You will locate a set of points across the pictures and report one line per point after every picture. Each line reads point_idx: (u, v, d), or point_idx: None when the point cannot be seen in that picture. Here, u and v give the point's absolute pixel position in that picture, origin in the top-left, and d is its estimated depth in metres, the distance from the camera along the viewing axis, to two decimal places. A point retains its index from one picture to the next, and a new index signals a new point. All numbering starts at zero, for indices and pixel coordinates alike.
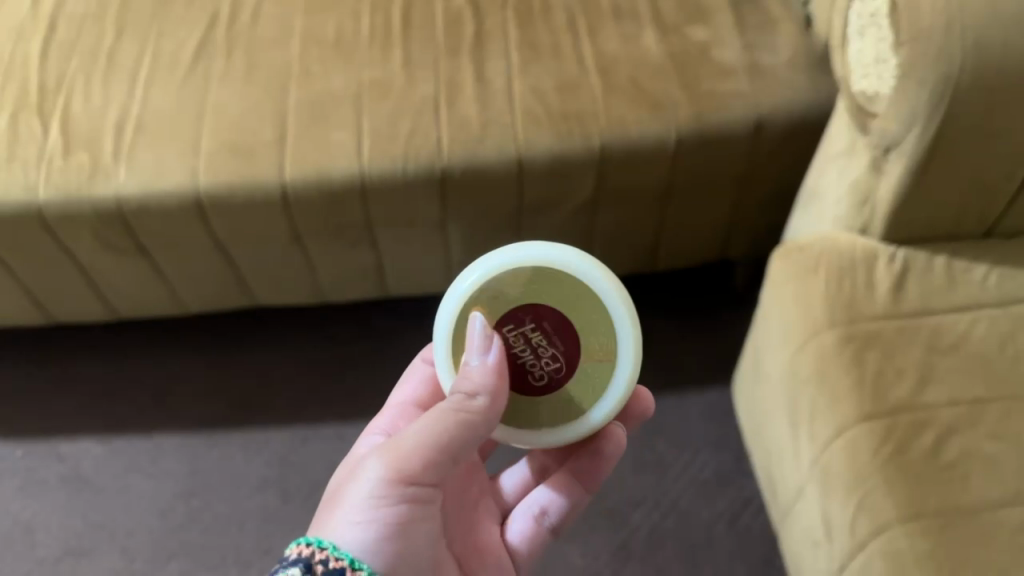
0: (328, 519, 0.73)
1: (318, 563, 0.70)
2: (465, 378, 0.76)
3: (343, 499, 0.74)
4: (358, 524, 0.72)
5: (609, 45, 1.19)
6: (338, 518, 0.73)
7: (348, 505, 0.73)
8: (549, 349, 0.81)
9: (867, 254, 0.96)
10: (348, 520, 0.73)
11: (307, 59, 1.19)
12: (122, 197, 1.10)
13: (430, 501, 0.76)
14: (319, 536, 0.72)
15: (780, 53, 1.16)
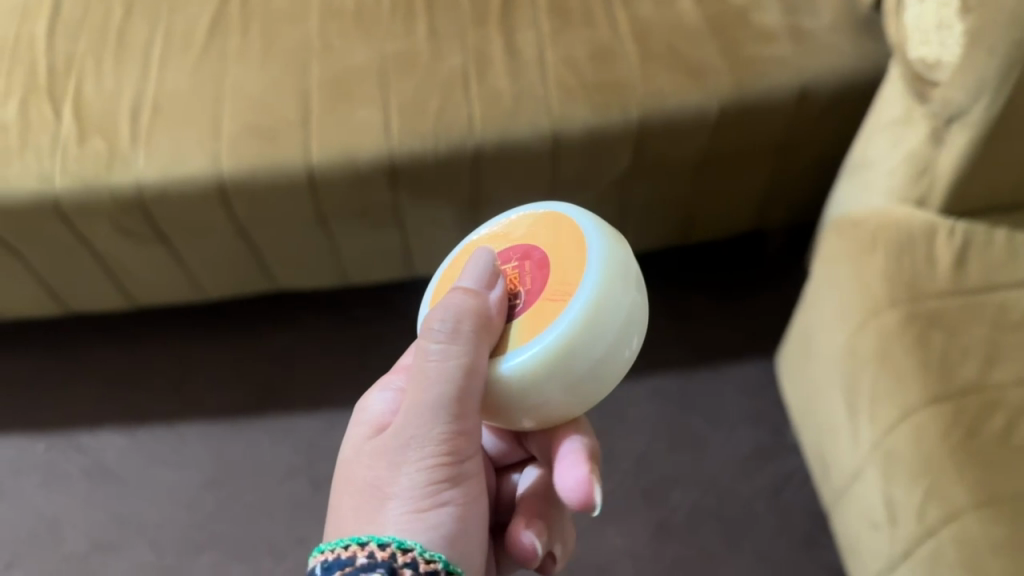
0: (384, 514, 0.63)
1: (402, 566, 0.59)
2: (450, 300, 0.64)
3: (393, 487, 0.64)
4: (420, 515, 0.63)
5: (642, 10, 1.14)
6: (397, 509, 0.63)
7: (402, 494, 0.63)
8: (517, 287, 0.68)
9: (926, 229, 0.92)
10: (409, 513, 0.63)
11: (327, 32, 1.14)
12: (143, 184, 1.05)
13: (478, 467, 0.67)
14: (392, 536, 0.61)
15: (820, 15, 1.11)
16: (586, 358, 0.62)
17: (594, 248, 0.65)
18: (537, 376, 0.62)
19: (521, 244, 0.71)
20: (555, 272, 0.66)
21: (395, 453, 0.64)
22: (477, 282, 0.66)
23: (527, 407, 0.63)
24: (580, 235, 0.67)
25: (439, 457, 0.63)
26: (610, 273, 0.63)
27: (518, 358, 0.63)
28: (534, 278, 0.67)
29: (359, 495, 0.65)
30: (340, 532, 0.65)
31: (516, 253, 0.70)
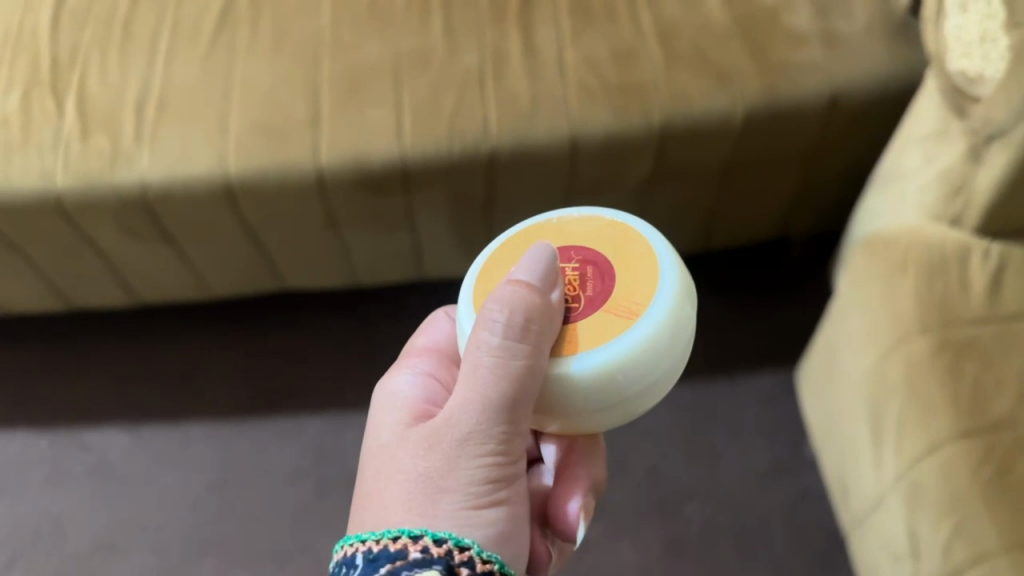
0: (436, 510, 0.60)
1: (459, 565, 0.58)
2: (510, 294, 0.60)
3: (445, 481, 0.61)
4: (474, 513, 0.60)
5: (667, 7, 1.09)
6: (450, 505, 0.60)
7: (456, 491, 0.60)
8: (576, 290, 0.65)
9: (960, 250, 0.88)
10: (463, 510, 0.60)
11: (339, 26, 1.10)
12: (147, 184, 1.02)
13: (525, 461, 0.65)
14: (449, 532, 0.59)
15: (855, 17, 1.06)
16: (650, 374, 0.61)
17: (669, 270, 0.64)
18: (600, 386, 0.60)
19: (581, 245, 0.67)
20: (621, 285, 0.64)
21: (445, 448, 0.61)
22: (534, 275, 0.62)
23: (581, 413, 0.62)
24: (650, 252, 0.65)
25: (493, 453, 0.61)
26: (680, 298, 0.63)
27: (587, 362, 0.60)
28: (595, 283, 0.65)
29: (402, 485, 0.62)
30: (376, 521, 0.61)
31: (576, 254, 0.67)
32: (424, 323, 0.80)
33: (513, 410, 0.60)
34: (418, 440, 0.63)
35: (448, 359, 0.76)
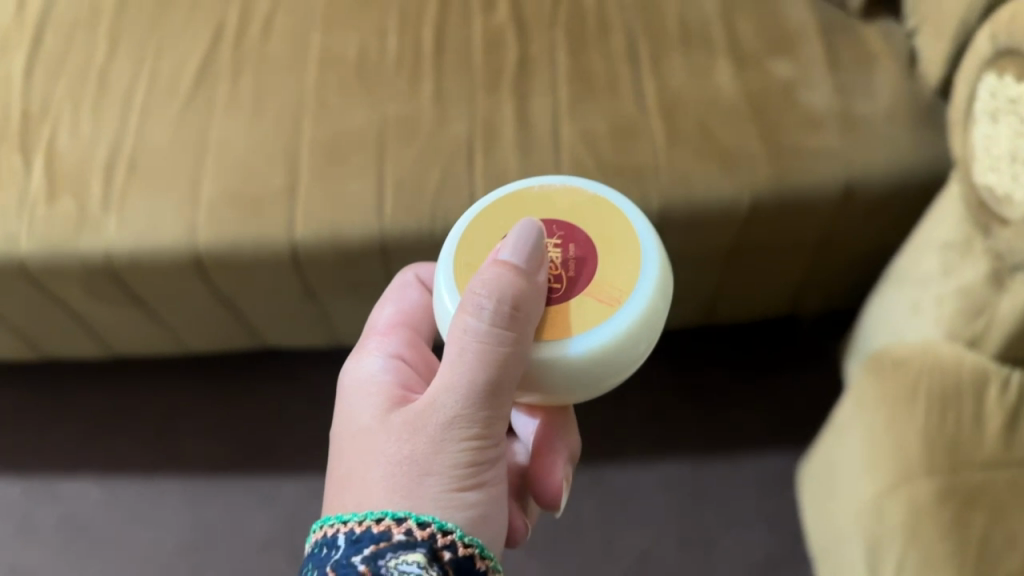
0: (419, 492, 0.58)
1: (441, 548, 0.57)
2: (497, 276, 0.60)
3: (428, 461, 0.59)
4: (456, 497, 0.59)
5: (675, 79, 1.01)
6: (434, 485, 0.59)
7: (440, 472, 0.59)
8: (559, 267, 0.66)
9: (977, 379, 0.80)
10: (447, 492, 0.59)
11: (324, 87, 1.03)
12: (113, 252, 0.97)
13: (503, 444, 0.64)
14: (433, 516, 0.57)
15: (878, 99, 0.97)
16: (641, 345, 0.65)
17: (648, 253, 0.67)
18: (587, 369, 0.63)
19: (562, 219, 0.69)
20: (603, 263, 0.67)
21: (428, 429, 0.60)
22: (520, 256, 0.62)
23: (568, 387, 0.64)
24: (630, 232, 0.68)
25: (476, 435, 0.60)
26: (660, 267, 0.67)
27: (580, 344, 0.63)
28: (578, 262, 0.67)
29: (382, 466, 0.60)
30: (356, 504, 0.59)
31: (559, 230, 0.68)
32: (388, 290, 0.77)
33: (497, 388, 0.59)
34: (397, 422, 0.62)
35: (411, 336, 0.74)
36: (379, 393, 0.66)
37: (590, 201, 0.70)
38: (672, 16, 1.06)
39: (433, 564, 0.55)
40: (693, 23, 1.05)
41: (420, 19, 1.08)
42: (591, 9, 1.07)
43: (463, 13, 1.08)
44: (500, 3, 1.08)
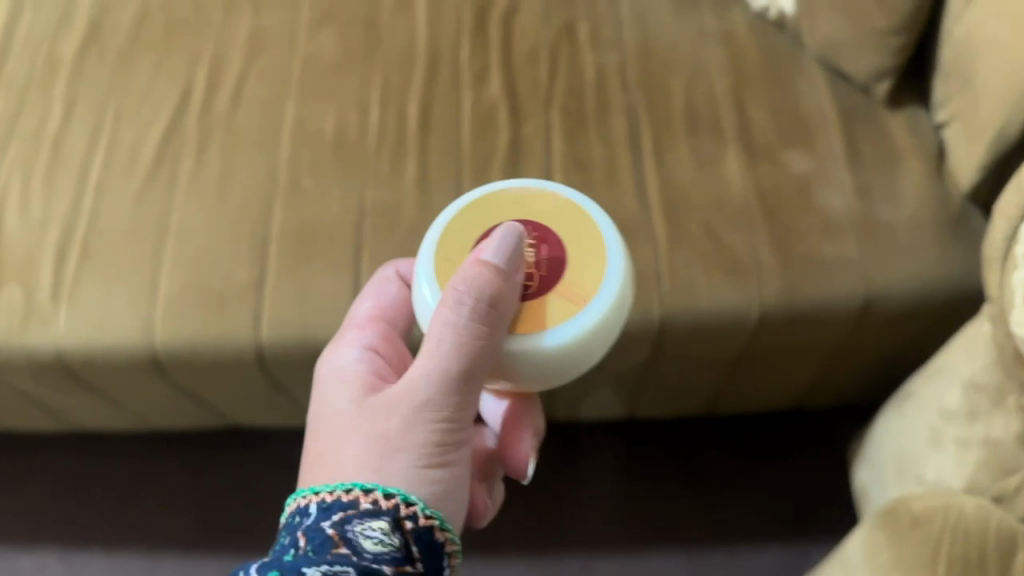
0: (388, 467, 0.55)
1: (404, 518, 0.54)
2: (476, 272, 0.55)
3: (399, 438, 0.56)
4: (423, 476, 0.56)
5: (680, 171, 0.93)
6: (403, 459, 0.56)
7: (411, 449, 0.56)
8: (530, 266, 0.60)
9: (1006, 545, 0.72)
10: (416, 469, 0.56)
11: (297, 167, 0.94)
12: (63, 350, 0.89)
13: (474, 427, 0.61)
14: (399, 488, 0.55)
15: (901, 205, 0.89)
16: (608, 337, 0.60)
17: (616, 255, 0.61)
18: (557, 363, 0.59)
19: (535, 221, 0.63)
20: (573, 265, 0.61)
21: (401, 410, 0.56)
22: (502, 255, 0.57)
23: (538, 378, 0.59)
24: (599, 236, 0.62)
25: (449, 418, 0.56)
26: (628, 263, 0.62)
27: (556, 337, 0.58)
28: (551, 263, 0.61)
29: (351, 441, 0.57)
30: (327, 477, 0.56)
31: (532, 231, 0.62)
32: (370, 282, 0.71)
33: (472, 374, 0.56)
34: (371, 402, 0.58)
35: (388, 329, 0.68)
36: (352, 377, 0.61)
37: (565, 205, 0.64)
38: (679, 98, 0.97)
39: (395, 532, 0.53)
40: (702, 107, 0.97)
41: (404, 92, 0.99)
42: (591, 86, 0.98)
43: (452, 87, 0.99)
44: (492, 74, 0.99)
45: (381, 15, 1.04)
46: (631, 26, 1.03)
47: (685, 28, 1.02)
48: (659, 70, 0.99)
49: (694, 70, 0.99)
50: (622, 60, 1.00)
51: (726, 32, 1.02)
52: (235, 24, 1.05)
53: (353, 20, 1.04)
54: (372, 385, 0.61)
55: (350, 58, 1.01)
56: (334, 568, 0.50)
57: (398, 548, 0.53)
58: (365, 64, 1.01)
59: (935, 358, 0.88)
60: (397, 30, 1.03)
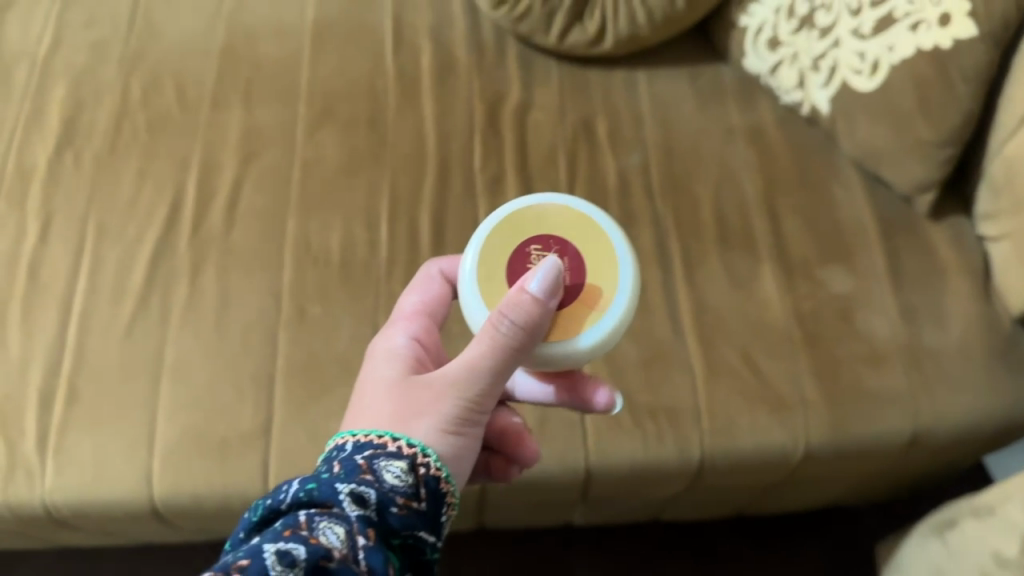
0: (412, 422, 0.54)
1: (419, 466, 0.52)
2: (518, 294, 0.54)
3: (426, 399, 0.54)
4: (444, 441, 0.54)
5: (714, 289, 0.87)
6: (428, 420, 0.54)
7: (436, 412, 0.54)
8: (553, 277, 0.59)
9: None
10: (439, 432, 0.54)
11: (302, 291, 0.87)
12: (51, 505, 0.80)
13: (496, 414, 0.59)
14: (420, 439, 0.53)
15: (949, 329, 0.84)
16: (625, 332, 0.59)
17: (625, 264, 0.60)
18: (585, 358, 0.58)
19: (552, 238, 0.61)
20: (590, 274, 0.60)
21: (437, 379, 0.55)
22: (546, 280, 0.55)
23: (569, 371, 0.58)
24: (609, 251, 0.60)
25: (477, 395, 0.54)
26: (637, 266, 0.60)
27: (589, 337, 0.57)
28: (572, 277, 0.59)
29: (380, 400, 0.55)
30: (357, 421, 0.55)
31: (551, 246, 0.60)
32: (415, 281, 0.67)
33: (501, 361, 0.54)
34: (410, 375, 0.57)
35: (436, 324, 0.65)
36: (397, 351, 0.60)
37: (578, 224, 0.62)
38: (708, 206, 0.91)
39: (413, 475, 0.52)
40: (733, 215, 0.91)
41: (415, 202, 0.92)
42: (614, 194, 0.92)
43: (466, 195, 0.92)
44: (508, 184, 0.93)
45: (384, 111, 0.97)
46: (654, 122, 0.96)
47: (711, 124, 0.96)
48: (685, 174, 0.93)
49: (723, 173, 0.93)
50: (645, 163, 0.94)
51: (755, 128, 0.96)
52: (224, 122, 0.96)
53: (354, 117, 0.96)
54: (413, 361, 0.59)
55: (353, 162, 0.94)
56: (356, 492, 0.49)
57: (411, 487, 0.51)
58: (370, 169, 0.93)
59: (988, 492, 0.84)
60: (404, 129, 0.96)
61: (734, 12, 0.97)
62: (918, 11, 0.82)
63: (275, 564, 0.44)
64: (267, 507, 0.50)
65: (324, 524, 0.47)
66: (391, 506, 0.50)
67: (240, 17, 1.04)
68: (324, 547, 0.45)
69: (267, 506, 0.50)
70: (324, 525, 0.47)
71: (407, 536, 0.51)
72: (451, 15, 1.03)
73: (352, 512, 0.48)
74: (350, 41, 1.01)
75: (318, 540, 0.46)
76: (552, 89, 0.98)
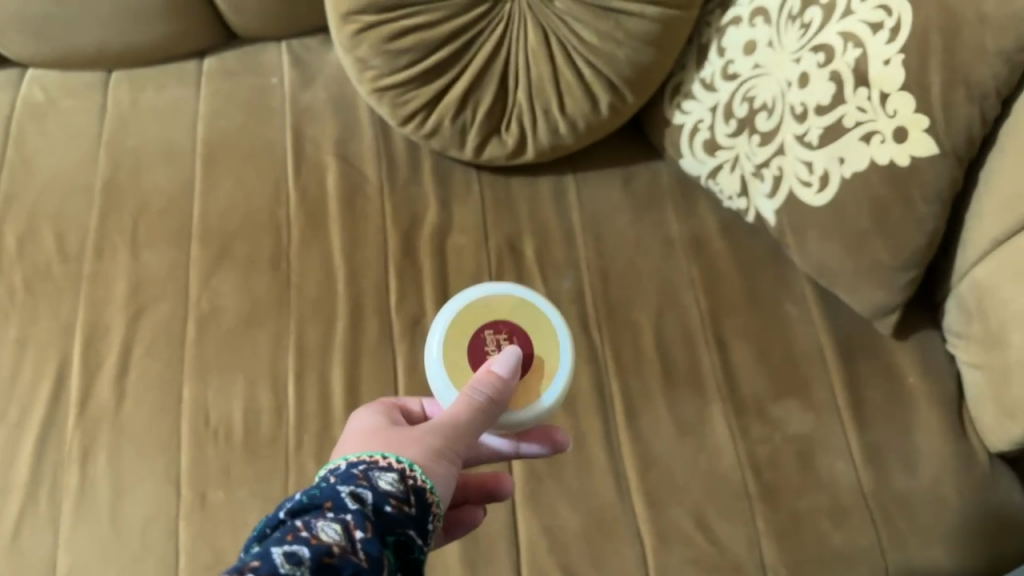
0: (399, 446, 0.49)
1: (409, 478, 0.47)
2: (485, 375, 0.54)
3: (412, 432, 0.50)
4: (433, 466, 0.49)
5: (659, 437, 0.78)
6: (417, 446, 0.49)
7: (423, 437, 0.49)
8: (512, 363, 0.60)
9: None
10: (428, 452, 0.49)
11: (204, 474, 0.78)
12: None
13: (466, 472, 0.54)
14: (410, 456, 0.48)
15: (919, 470, 0.76)
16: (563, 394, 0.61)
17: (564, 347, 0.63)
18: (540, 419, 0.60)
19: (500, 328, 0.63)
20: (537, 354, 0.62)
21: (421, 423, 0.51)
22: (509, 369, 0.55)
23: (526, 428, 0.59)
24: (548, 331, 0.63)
25: (463, 427, 0.51)
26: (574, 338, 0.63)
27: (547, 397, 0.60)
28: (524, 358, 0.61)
29: (362, 441, 0.51)
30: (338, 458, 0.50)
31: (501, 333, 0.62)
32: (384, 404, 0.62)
33: (478, 403, 0.52)
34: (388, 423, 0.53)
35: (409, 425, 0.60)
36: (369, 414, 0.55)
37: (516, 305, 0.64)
38: (650, 336, 0.82)
39: (409, 483, 0.46)
40: (679, 346, 0.82)
41: (325, 355, 0.82)
42: None
43: (381, 341, 0.82)
44: (428, 323, 0.83)
45: (287, 245, 0.87)
46: (586, 239, 0.87)
47: (648, 238, 0.87)
48: (623, 299, 0.84)
49: (665, 295, 0.84)
50: (579, 287, 0.84)
51: (697, 238, 0.87)
52: (110, 273, 0.86)
53: (254, 256, 0.86)
54: (389, 418, 0.55)
55: (254, 311, 0.84)
56: (353, 491, 0.44)
57: (404, 496, 0.46)
58: (273, 317, 0.83)
59: None
60: (309, 266, 0.86)
61: (668, 108, 0.87)
62: (870, 121, 0.72)
63: (281, 564, 0.38)
64: (266, 523, 0.44)
65: (325, 525, 0.41)
66: (387, 506, 0.44)
67: (122, 141, 0.93)
68: (325, 545, 0.40)
69: (266, 523, 0.44)
70: (322, 522, 0.41)
71: (403, 537, 0.44)
72: (357, 123, 0.93)
73: (349, 508, 0.43)
74: (246, 162, 0.91)
75: (316, 540, 0.40)
76: (473, 204, 0.88)
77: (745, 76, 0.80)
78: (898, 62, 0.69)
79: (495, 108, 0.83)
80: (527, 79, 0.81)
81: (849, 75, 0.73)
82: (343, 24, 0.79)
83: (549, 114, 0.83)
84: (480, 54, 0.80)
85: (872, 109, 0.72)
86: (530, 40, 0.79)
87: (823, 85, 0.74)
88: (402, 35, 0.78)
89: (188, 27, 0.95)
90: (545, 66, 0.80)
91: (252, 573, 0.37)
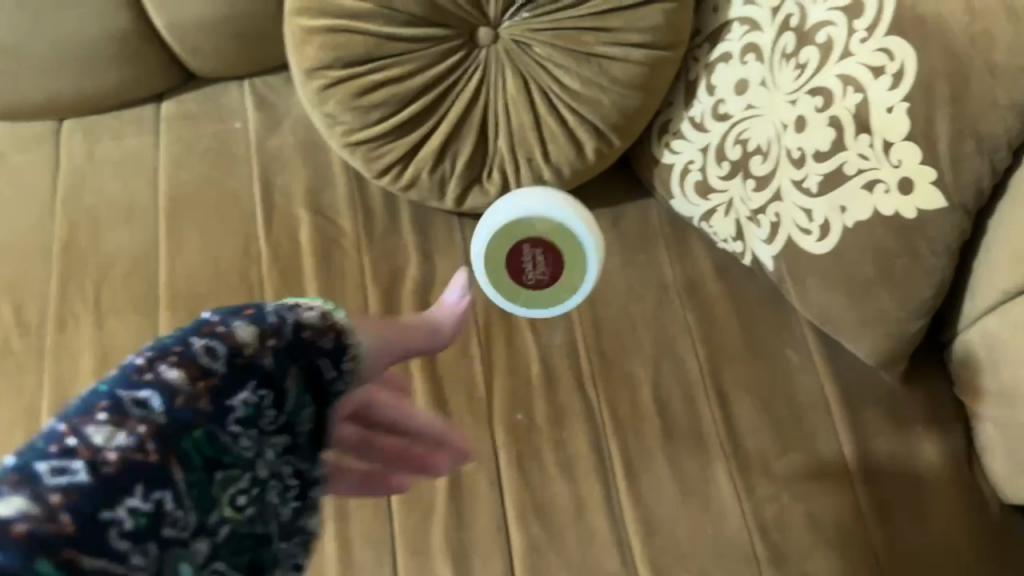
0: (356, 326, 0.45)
1: (342, 334, 0.43)
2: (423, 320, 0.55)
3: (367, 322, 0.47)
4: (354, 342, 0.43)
5: (661, 500, 0.76)
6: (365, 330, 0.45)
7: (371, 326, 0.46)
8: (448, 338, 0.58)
9: None
10: (371, 334, 0.46)
11: None
12: None
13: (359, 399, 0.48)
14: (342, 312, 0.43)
15: (928, 522, 0.73)
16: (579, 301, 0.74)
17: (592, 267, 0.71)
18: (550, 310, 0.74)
19: (539, 237, 0.71)
20: (566, 268, 0.72)
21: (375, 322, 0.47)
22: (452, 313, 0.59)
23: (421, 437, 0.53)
24: (579, 246, 0.71)
25: (396, 337, 0.48)
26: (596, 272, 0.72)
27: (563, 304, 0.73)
28: (549, 263, 0.72)
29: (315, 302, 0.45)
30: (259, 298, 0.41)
31: (536, 243, 0.71)
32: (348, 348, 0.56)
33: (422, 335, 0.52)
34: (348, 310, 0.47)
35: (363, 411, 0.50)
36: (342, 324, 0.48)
37: (548, 220, 0.71)
38: (648, 391, 0.79)
39: (339, 329, 0.43)
40: (678, 401, 0.79)
41: None
42: (539, 389, 0.79)
43: None
44: (417, 388, 0.79)
45: None
46: None
47: (642, 282, 0.83)
48: (618, 352, 0.80)
49: (661, 346, 0.81)
50: (571, 341, 0.81)
51: (692, 282, 0.83)
52: (73, 347, 0.81)
53: None
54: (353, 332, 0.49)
55: None
56: (275, 311, 0.40)
57: (335, 337, 0.42)
58: None
59: None
60: None
61: (657, 147, 0.82)
62: (873, 170, 0.68)
63: (200, 354, 0.37)
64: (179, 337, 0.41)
65: (239, 320, 0.39)
66: (302, 333, 0.41)
67: (80, 199, 0.87)
68: (237, 348, 0.38)
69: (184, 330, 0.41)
70: (234, 321, 0.39)
71: (309, 362, 0.41)
72: (329, 171, 0.88)
73: (268, 317, 0.40)
74: (213, 218, 0.86)
75: (225, 335, 0.38)
76: (456, 257, 0.85)
77: (737, 116, 0.76)
78: (903, 111, 0.65)
79: (475, 159, 0.78)
80: (508, 128, 0.76)
81: (849, 121, 0.69)
82: (309, 79, 0.75)
83: (533, 162, 0.78)
84: (457, 104, 0.75)
85: (876, 158, 0.68)
86: (507, 85, 0.75)
87: (822, 131, 0.70)
88: (373, 88, 0.74)
89: (143, 73, 0.89)
90: (526, 114, 0.75)
91: (162, 364, 0.36)
